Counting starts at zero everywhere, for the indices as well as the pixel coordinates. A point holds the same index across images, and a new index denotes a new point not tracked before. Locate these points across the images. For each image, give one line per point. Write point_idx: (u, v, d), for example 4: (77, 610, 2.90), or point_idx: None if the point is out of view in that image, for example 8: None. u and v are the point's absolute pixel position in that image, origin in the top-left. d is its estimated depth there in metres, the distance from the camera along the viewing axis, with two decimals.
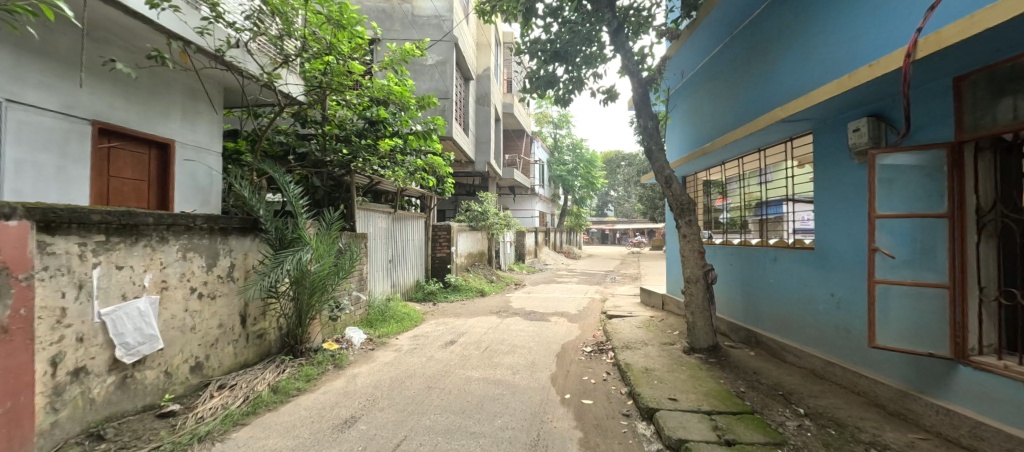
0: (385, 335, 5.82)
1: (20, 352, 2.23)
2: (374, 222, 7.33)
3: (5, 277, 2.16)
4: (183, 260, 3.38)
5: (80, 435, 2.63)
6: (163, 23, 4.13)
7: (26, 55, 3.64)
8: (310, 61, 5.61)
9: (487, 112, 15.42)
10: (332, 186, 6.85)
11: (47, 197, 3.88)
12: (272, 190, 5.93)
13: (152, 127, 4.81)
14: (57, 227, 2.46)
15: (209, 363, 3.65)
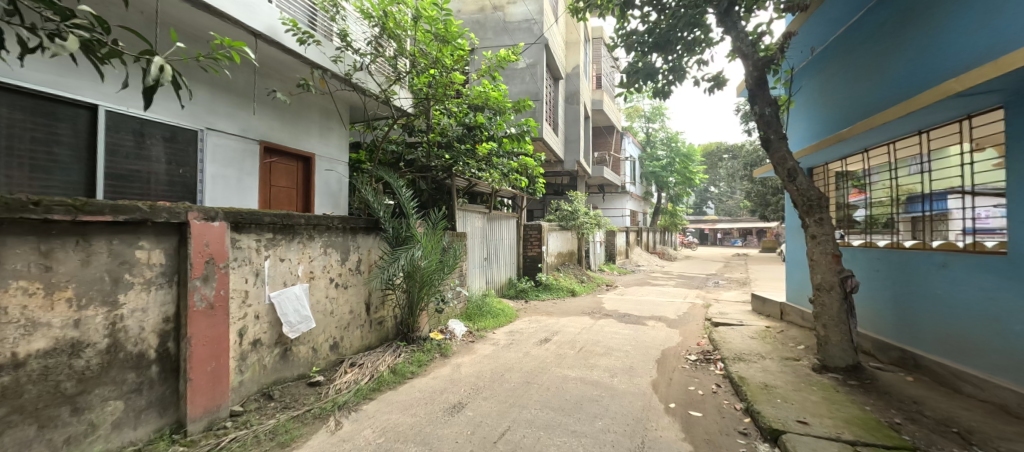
0: (483, 329, 6.12)
1: (221, 323, 2.85)
2: (471, 222, 7.61)
3: (212, 265, 2.80)
4: (325, 254, 3.98)
5: (256, 393, 3.27)
6: (307, 55, 4.94)
7: (217, 92, 4.62)
8: (418, 76, 6.15)
9: (576, 111, 15.33)
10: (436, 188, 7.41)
11: (230, 203, 4.83)
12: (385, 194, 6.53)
13: (299, 143, 5.75)
14: (243, 226, 3.10)
15: (343, 344, 4.23)
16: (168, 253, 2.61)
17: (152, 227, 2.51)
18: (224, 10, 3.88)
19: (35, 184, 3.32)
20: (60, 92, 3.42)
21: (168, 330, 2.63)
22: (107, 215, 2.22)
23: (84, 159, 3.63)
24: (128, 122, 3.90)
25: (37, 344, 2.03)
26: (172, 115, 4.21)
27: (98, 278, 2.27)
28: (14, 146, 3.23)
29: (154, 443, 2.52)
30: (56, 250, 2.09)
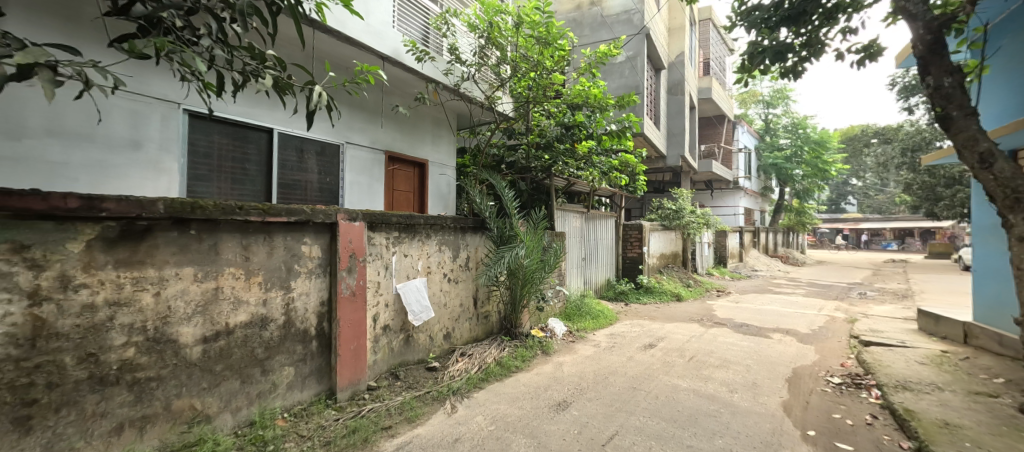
0: (583, 330, 6.07)
1: (360, 309, 3.32)
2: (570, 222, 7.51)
3: (354, 259, 3.26)
4: (440, 251, 4.35)
5: (386, 372, 3.71)
6: (424, 71, 5.45)
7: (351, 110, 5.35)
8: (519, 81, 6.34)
9: (681, 101, 14.23)
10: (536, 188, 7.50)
11: (363, 205, 5.54)
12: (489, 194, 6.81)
13: (416, 151, 6.35)
14: (376, 225, 3.55)
15: (455, 334, 4.57)
16: (323, 248, 3.12)
17: (312, 226, 3.02)
18: (358, 40, 4.50)
19: (233, 193, 4.23)
20: (247, 120, 4.27)
21: (323, 312, 3.14)
22: (283, 216, 2.75)
23: (265, 172, 4.50)
24: (292, 141, 4.73)
25: (240, 317, 2.60)
26: (321, 132, 4.96)
27: (277, 266, 2.81)
28: (223, 164, 4.14)
29: (314, 405, 3.03)
30: (251, 244, 2.65)
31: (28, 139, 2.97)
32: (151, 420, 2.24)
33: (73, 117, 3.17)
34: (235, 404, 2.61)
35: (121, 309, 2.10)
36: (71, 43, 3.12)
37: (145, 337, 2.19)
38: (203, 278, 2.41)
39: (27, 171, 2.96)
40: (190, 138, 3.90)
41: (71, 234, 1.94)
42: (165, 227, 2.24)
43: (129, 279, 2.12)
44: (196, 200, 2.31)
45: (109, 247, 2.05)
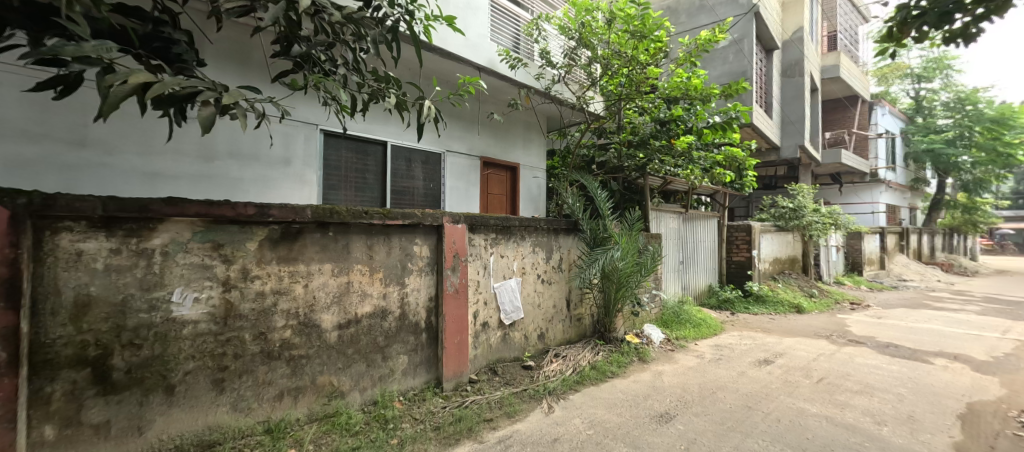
0: (683, 338, 5.67)
1: (462, 305, 3.53)
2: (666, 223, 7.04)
3: (458, 259, 3.49)
4: (534, 252, 4.39)
5: (485, 367, 3.87)
6: (517, 78, 5.62)
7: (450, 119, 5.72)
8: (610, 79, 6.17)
9: (799, 85, 12.52)
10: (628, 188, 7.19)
11: (462, 208, 5.85)
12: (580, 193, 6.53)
13: (509, 155, 6.54)
14: (476, 227, 3.73)
15: (548, 335, 4.60)
16: (432, 248, 3.39)
17: (422, 228, 3.31)
18: (458, 54, 4.81)
19: (356, 199, 4.79)
20: (365, 135, 4.81)
21: (431, 307, 3.42)
22: (399, 219, 3.08)
23: (381, 180, 5.01)
24: (403, 151, 5.21)
25: (366, 307, 2.97)
26: (425, 142, 5.38)
27: (394, 264, 3.14)
28: (349, 174, 4.72)
29: (424, 392, 3.30)
30: (374, 244, 3.00)
31: (218, 161, 3.75)
32: (302, 390, 2.68)
33: (247, 141, 3.93)
34: (362, 384, 2.98)
35: (281, 296, 2.54)
36: (247, 82, 3.83)
37: (297, 321, 2.62)
38: (338, 273, 2.81)
39: (218, 186, 3.76)
40: (325, 153, 4.54)
41: (249, 235, 2.40)
42: (312, 229, 2.66)
43: (286, 272, 2.55)
44: (333, 206, 2.70)
45: (273, 246, 2.50)
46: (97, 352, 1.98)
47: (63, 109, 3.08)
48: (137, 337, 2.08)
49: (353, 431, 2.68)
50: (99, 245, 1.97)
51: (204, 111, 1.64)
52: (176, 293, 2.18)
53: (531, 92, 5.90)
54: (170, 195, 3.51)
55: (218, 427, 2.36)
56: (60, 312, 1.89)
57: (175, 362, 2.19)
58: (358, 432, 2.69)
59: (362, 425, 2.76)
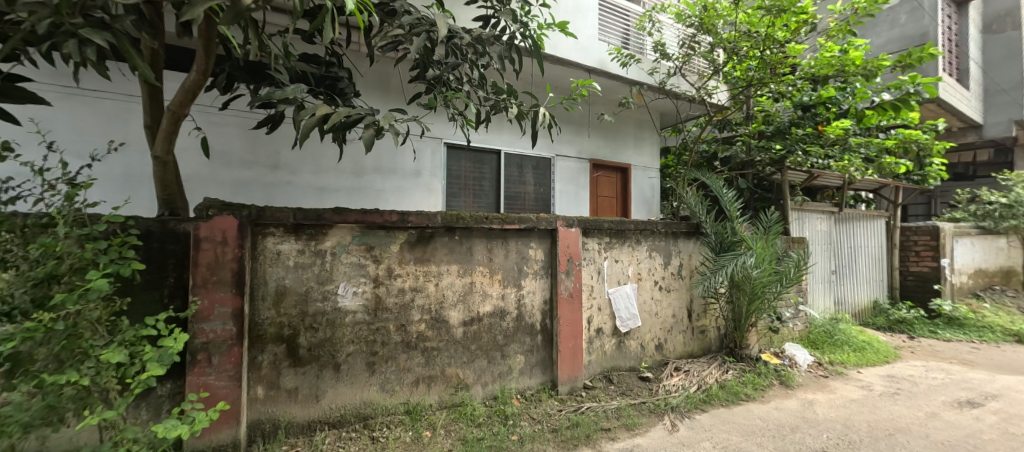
0: (839, 364, 4.76)
1: (576, 309, 3.50)
2: (812, 225, 6.03)
3: (572, 263, 3.46)
4: (651, 258, 4.10)
5: (599, 374, 3.79)
6: (629, 76, 5.41)
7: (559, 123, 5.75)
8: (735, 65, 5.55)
9: (1015, 40, 9.59)
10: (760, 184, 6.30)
11: (571, 212, 5.83)
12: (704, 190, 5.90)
13: (619, 156, 6.29)
14: (590, 230, 3.66)
15: (668, 346, 4.26)
16: (546, 251, 3.44)
17: (537, 232, 3.38)
18: (568, 58, 4.83)
19: (474, 205, 5.12)
20: (479, 145, 5.11)
21: (546, 310, 3.47)
22: (516, 223, 3.21)
23: (496, 186, 5.26)
24: (515, 159, 5.39)
25: (487, 306, 3.16)
26: (535, 149, 5.50)
27: (512, 266, 3.28)
28: (468, 182, 5.08)
29: (540, 392, 3.38)
30: (494, 247, 3.18)
31: (366, 176, 4.40)
32: (434, 379, 2.97)
33: (387, 158, 4.52)
34: (484, 379, 3.18)
35: (417, 293, 2.87)
36: (387, 106, 4.40)
37: (430, 316, 2.92)
38: (463, 274, 3.05)
39: (366, 197, 4.41)
40: (449, 164, 4.94)
41: (392, 238, 2.77)
42: (441, 234, 2.94)
43: (421, 272, 2.87)
44: (458, 213, 2.94)
45: (410, 248, 2.83)
46: (289, 332, 2.49)
47: (264, 140, 3.93)
48: (314, 322, 2.55)
49: (477, 422, 2.88)
50: (289, 246, 2.47)
51: (367, 134, 1.96)
52: (340, 287, 2.62)
53: (643, 88, 5.61)
54: (332, 205, 4.24)
55: (370, 403, 2.75)
56: (266, 298, 2.42)
57: (339, 345, 2.63)
58: (481, 423, 2.88)
59: (485, 418, 2.95)
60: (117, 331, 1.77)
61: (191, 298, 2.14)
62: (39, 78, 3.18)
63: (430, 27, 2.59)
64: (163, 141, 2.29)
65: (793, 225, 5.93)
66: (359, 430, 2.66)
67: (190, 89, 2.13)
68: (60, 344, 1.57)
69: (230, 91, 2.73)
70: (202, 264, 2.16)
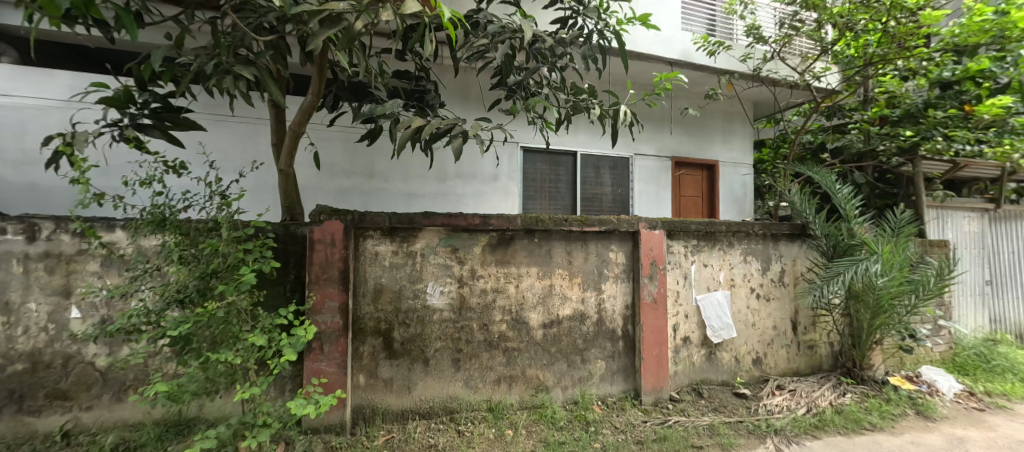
0: (999, 395, 3.90)
1: (662, 316, 3.31)
2: (957, 226, 5.05)
3: (655, 267, 3.28)
4: (745, 263, 3.73)
5: (687, 386, 3.55)
6: (718, 65, 5.00)
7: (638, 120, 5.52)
8: (849, 42, 4.82)
9: None
10: (883, 178, 5.42)
11: (651, 214, 5.55)
12: (809, 185, 5.22)
13: (705, 153, 5.85)
14: (675, 233, 3.44)
15: (768, 360, 3.85)
16: (628, 254, 3.31)
17: (618, 234, 3.27)
18: (646, 52, 4.62)
19: (550, 207, 5.12)
20: (555, 147, 5.09)
21: (629, 316, 3.33)
22: (596, 226, 3.12)
23: (572, 188, 5.20)
24: (591, 160, 5.28)
25: (566, 310, 3.14)
26: (613, 148, 5.34)
27: (592, 270, 3.21)
28: (544, 185, 5.09)
29: (623, 401, 3.26)
30: (573, 249, 3.15)
31: (449, 181, 4.63)
32: (514, 379, 3.02)
33: (468, 163, 4.71)
34: (564, 383, 3.16)
35: (498, 294, 2.94)
36: (467, 114, 4.59)
37: (510, 317, 2.99)
38: (542, 276, 3.06)
39: (448, 202, 4.63)
40: (525, 167, 5.00)
41: (475, 240, 2.88)
42: (521, 236, 2.99)
43: (502, 273, 2.95)
44: (538, 215, 2.96)
45: (492, 250, 2.92)
46: (385, 326, 2.71)
47: (362, 151, 4.33)
48: (406, 318, 2.75)
49: (558, 425, 2.87)
50: (385, 247, 2.69)
51: (455, 142, 2.05)
52: (429, 286, 2.78)
53: (734, 77, 5.12)
54: (419, 210, 4.53)
55: (455, 398, 2.88)
56: (365, 294, 2.66)
57: (428, 341, 2.80)
58: (562, 427, 2.86)
59: (566, 422, 2.93)
60: (258, 319, 2.07)
61: (308, 293, 2.44)
62: (200, 108, 3.82)
63: (513, 35, 2.66)
64: (287, 156, 2.66)
65: (931, 226, 5.02)
66: (446, 422, 2.80)
67: (307, 111, 2.50)
68: (220, 328, 1.90)
69: (336, 108, 3.09)
70: (316, 263, 2.45)
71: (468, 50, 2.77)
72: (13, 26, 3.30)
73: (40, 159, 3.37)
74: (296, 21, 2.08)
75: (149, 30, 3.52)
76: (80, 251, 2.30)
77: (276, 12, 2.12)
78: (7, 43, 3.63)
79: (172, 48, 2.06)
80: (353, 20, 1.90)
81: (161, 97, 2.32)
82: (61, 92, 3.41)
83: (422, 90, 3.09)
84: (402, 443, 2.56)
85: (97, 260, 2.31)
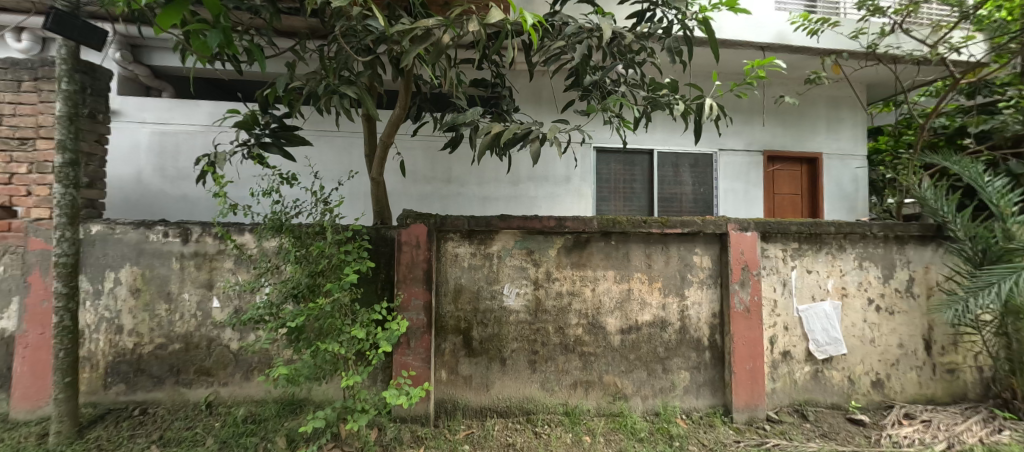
0: None
1: (757, 327, 3.00)
2: None
3: (747, 272, 2.99)
4: (860, 269, 3.25)
5: (788, 407, 3.18)
6: (821, 45, 4.43)
7: (724, 113, 5.11)
8: (1001, 3, 3.96)
9: None
10: None
11: (740, 214, 5.10)
12: (946, 178, 4.37)
13: (805, 145, 5.23)
14: (770, 235, 3.11)
15: (891, 384, 3.31)
16: (715, 259, 3.07)
17: (702, 237, 3.05)
18: (734, 39, 4.27)
19: (625, 209, 4.95)
20: (632, 146, 4.91)
21: (716, 324, 3.09)
22: (678, 228, 2.94)
23: (649, 188, 4.97)
24: (670, 158, 5.00)
25: (646, 316, 3.01)
26: (695, 145, 5.01)
27: (674, 274, 3.04)
28: (619, 185, 4.94)
29: (710, 417, 3.02)
30: (653, 253, 3.00)
31: (523, 184, 4.70)
32: (592, 385, 2.97)
33: (542, 166, 4.74)
34: (644, 392, 3.03)
35: (574, 298, 2.92)
36: (541, 117, 4.63)
37: (587, 321, 2.94)
38: (620, 280, 2.97)
39: (523, 204, 4.69)
40: (599, 168, 4.90)
41: (551, 243, 2.88)
42: (597, 239, 2.93)
43: (578, 276, 2.91)
44: (615, 217, 2.88)
45: (567, 253, 2.90)
46: (465, 325, 2.83)
47: (442, 158, 4.58)
48: (484, 318, 2.84)
49: (639, 437, 2.75)
50: (464, 249, 2.81)
51: (533, 145, 2.08)
52: (505, 288, 2.85)
53: (842, 57, 4.48)
54: (495, 213, 4.65)
55: (532, 400, 2.91)
56: (447, 294, 2.80)
57: (505, 342, 2.87)
58: (643, 438, 2.74)
59: (647, 434, 2.80)
60: (358, 313, 2.29)
61: (396, 292, 2.63)
62: (307, 126, 4.31)
63: (590, 34, 2.62)
64: (379, 165, 2.91)
65: None
66: (523, 423, 2.83)
67: (395, 122, 2.72)
68: (327, 320, 2.14)
69: (419, 119, 3.31)
70: (403, 263, 2.63)
71: (543, 54, 2.78)
72: (172, 67, 4.02)
73: (190, 174, 4.07)
74: (389, 41, 2.28)
75: (270, 61, 4.10)
76: (219, 251, 2.73)
77: (374, 35, 2.35)
78: (169, 81, 4.43)
79: (288, 75, 2.37)
80: (441, 35, 2.02)
81: (279, 118, 2.68)
82: (204, 118, 4.09)
83: (497, 96, 3.20)
84: (482, 440, 2.64)
85: (231, 258, 2.73)
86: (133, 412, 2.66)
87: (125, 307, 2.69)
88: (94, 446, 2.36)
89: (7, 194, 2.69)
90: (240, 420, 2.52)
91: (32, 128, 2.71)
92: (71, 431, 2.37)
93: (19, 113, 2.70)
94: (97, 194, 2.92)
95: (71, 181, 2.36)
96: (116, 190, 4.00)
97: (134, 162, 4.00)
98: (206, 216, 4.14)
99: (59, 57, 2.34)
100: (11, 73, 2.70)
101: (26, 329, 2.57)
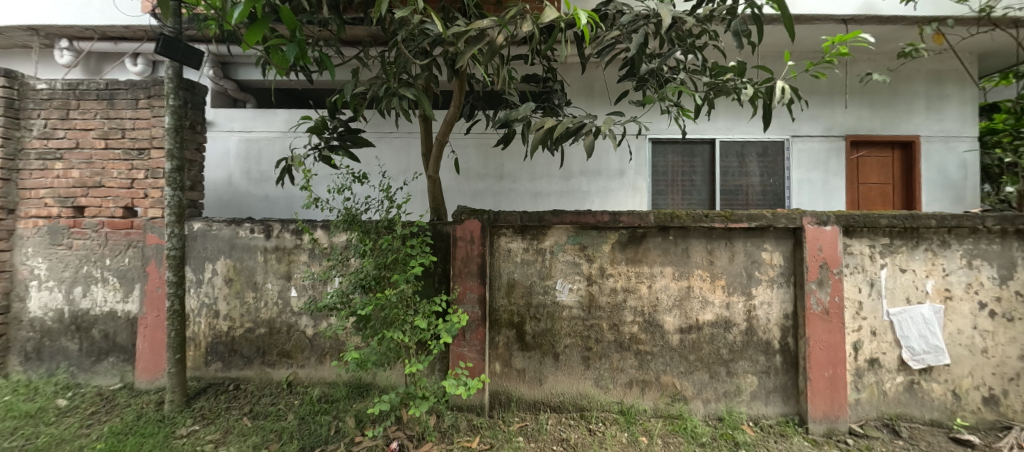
0: None
1: (838, 331, 2.72)
2: None
3: (825, 270, 2.72)
4: (968, 269, 2.82)
5: (876, 420, 2.87)
6: (919, 13, 3.87)
7: (799, 96, 4.68)
8: None
9: None
10: None
11: (817, 206, 4.63)
12: None
13: (898, 127, 4.63)
14: (854, 230, 2.80)
15: (1010, 402, 2.84)
16: (787, 256, 2.83)
17: (772, 232, 2.82)
18: (809, 13, 3.89)
19: (685, 203, 4.72)
20: (691, 136, 4.66)
21: (789, 326, 2.85)
22: (744, 222, 2.74)
23: (710, 180, 4.69)
24: (734, 147, 4.68)
25: (708, 315, 2.85)
26: (765, 132, 4.63)
27: (739, 272, 2.84)
28: (677, 178, 4.71)
29: (782, 426, 2.80)
30: (715, 249, 2.83)
31: (574, 179, 4.64)
32: (649, 384, 2.88)
33: (595, 160, 4.65)
34: (705, 395, 2.89)
35: (629, 294, 2.84)
36: (594, 110, 4.54)
37: (643, 319, 2.85)
38: (678, 277, 2.84)
39: (575, 200, 4.64)
40: (656, 161, 4.71)
41: (605, 238, 2.83)
42: (654, 234, 2.82)
43: (633, 273, 2.83)
44: (673, 211, 2.75)
45: (622, 248, 2.83)
46: (518, 319, 2.87)
47: (494, 155, 4.65)
48: (537, 313, 2.86)
49: (700, 441, 2.63)
50: (517, 245, 2.84)
51: (589, 138, 2.05)
52: (558, 283, 2.84)
53: (946, 25, 3.89)
54: (547, 208, 4.64)
55: (586, 396, 2.89)
56: (500, 289, 2.86)
57: (558, 337, 2.87)
58: (705, 443, 2.61)
59: (709, 439, 2.66)
60: (419, 305, 2.42)
61: (452, 285, 2.74)
62: (370, 128, 4.59)
63: (647, 21, 2.50)
64: (435, 163, 3.03)
65: None
66: (576, 419, 2.83)
67: (450, 121, 2.82)
68: (392, 311, 2.27)
69: (473, 117, 3.39)
70: (459, 258, 2.73)
71: (597, 45, 2.71)
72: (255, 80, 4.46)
73: (271, 177, 4.50)
74: (444, 42, 2.36)
75: (337, 69, 4.41)
76: (296, 245, 3.00)
77: (430, 38, 2.44)
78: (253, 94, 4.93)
79: (354, 82, 2.54)
80: (496, 34, 2.06)
81: (345, 122, 2.88)
82: (282, 125, 4.49)
83: (549, 91, 3.19)
84: (536, 433, 2.67)
85: (306, 252, 2.99)
86: (228, 386, 3.02)
87: (221, 294, 3.05)
88: (199, 415, 2.72)
89: (130, 196, 3.15)
90: (316, 399, 2.77)
91: (147, 139, 3.15)
92: (181, 400, 2.74)
93: (137, 127, 3.16)
94: (197, 196, 3.33)
95: (178, 185, 2.71)
96: (212, 192, 4.55)
97: (225, 167, 4.51)
98: (285, 213, 4.55)
99: (167, 77, 2.70)
100: (131, 93, 3.18)
101: (146, 311, 3.01)
